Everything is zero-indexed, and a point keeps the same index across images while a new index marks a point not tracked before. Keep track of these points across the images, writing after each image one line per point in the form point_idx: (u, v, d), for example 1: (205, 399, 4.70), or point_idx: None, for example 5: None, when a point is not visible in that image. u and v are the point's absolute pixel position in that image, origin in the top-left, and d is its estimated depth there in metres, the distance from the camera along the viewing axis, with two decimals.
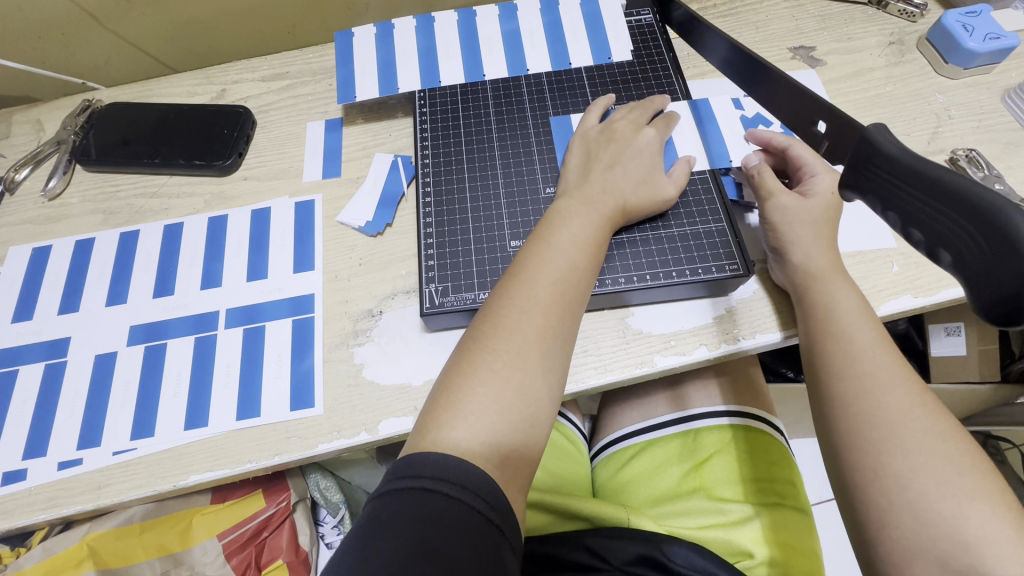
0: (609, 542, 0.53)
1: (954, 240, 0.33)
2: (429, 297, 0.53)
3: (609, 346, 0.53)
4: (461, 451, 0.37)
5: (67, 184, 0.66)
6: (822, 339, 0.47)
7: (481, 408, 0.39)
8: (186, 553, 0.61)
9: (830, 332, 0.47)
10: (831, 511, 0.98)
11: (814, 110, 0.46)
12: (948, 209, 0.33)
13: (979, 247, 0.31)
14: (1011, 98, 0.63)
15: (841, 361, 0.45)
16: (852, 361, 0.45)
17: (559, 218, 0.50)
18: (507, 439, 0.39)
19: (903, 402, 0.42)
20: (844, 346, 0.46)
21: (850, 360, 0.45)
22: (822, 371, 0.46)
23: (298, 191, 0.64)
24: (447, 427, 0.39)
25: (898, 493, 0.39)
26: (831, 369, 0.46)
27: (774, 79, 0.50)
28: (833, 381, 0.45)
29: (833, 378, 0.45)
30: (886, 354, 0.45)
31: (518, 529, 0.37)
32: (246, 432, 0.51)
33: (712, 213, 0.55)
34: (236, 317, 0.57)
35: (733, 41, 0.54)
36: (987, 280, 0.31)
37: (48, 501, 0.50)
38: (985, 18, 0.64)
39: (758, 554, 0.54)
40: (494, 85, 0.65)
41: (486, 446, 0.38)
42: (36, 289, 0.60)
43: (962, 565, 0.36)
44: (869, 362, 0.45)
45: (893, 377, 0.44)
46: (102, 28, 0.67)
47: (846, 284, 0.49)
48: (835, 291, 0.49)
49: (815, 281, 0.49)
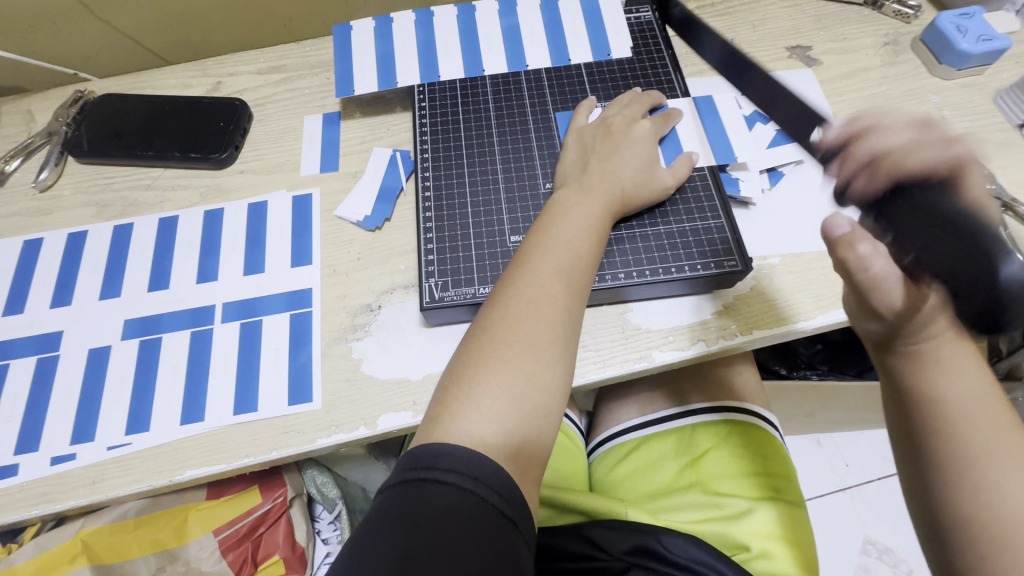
0: (609, 531, 0.53)
1: None
2: (428, 292, 0.53)
3: (608, 341, 0.53)
4: (474, 441, 0.37)
5: (59, 176, 0.65)
6: (929, 416, 0.44)
7: (494, 399, 0.39)
8: (181, 548, 0.60)
9: (942, 406, 0.43)
10: (821, 509, 1.00)
11: (812, 119, 0.48)
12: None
13: None
14: (1003, 99, 0.64)
15: (959, 435, 0.42)
16: (973, 440, 0.42)
17: (561, 209, 0.50)
18: (519, 428, 0.39)
19: (1022, 479, 0.40)
20: (964, 427, 0.43)
21: (962, 434, 0.42)
22: (923, 438, 0.44)
23: (296, 185, 0.63)
24: (459, 417, 0.39)
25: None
26: (946, 448, 0.43)
27: (778, 93, 0.51)
28: (945, 464, 0.42)
29: (962, 462, 0.42)
30: (1017, 439, 0.42)
31: (533, 522, 0.37)
32: (244, 427, 0.51)
33: (711, 209, 0.55)
34: (233, 311, 0.56)
35: (728, 43, 0.56)
36: None
37: (40, 497, 0.49)
38: (978, 19, 0.65)
39: (754, 547, 0.55)
40: (494, 79, 0.65)
41: (499, 437, 0.38)
42: (28, 283, 0.59)
43: None
44: (995, 442, 0.42)
45: (1017, 455, 0.41)
46: (95, 18, 0.67)
47: (966, 353, 0.45)
48: (955, 366, 0.44)
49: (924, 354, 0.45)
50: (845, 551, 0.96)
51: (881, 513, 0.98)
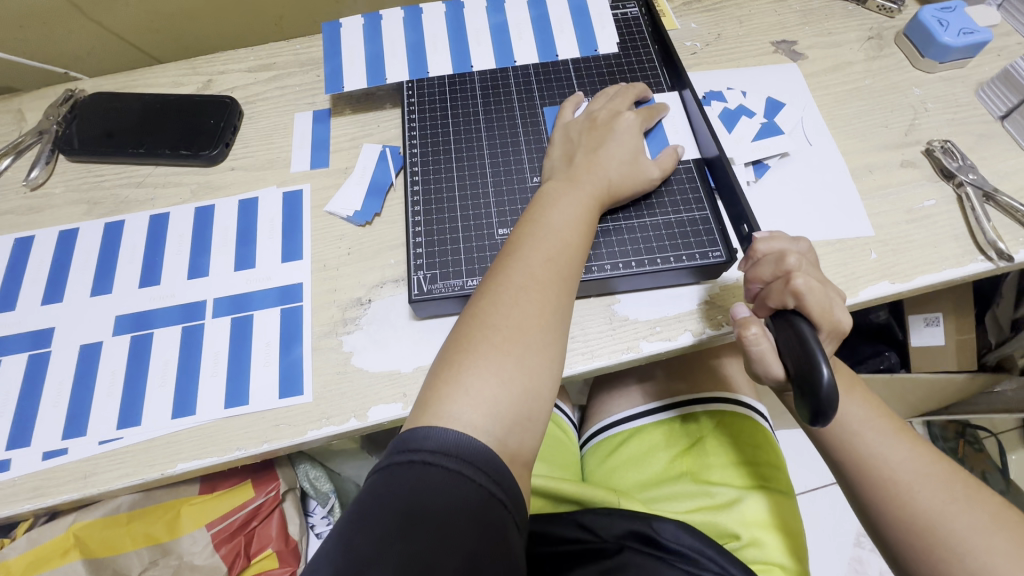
0: (602, 517, 0.54)
1: (792, 364, 0.43)
2: (417, 284, 0.53)
3: (596, 332, 0.54)
4: (464, 424, 0.38)
5: (50, 174, 0.66)
6: (836, 451, 0.49)
7: (484, 382, 0.40)
8: (174, 543, 0.60)
9: (837, 435, 0.49)
10: (814, 502, 1.00)
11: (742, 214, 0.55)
12: (801, 353, 0.42)
13: (799, 370, 0.42)
14: (985, 91, 0.65)
15: (862, 457, 0.48)
16: (871, 464, 0.47)
17: (548, 200, 0.51)
18: (510, 411, 0.40)
19: (914, 472, 0.46)
20: (856, 454, 0.48)
21: (864, 457, 0.48)
22: (842, 469, 0.49)
23: (286, 181, 0.64)
24: (450, 400, 0.39)
25: None
26: (857, 478, 0.48)
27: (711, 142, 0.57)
28: (863, 490, 0.48)
29: (871, 488, 0.47)
30: (900, 447, 0.47)
31: (524, 505, 0.37)
32: (234, 421, 0.51)
33: (696, 201, 0.56)
34: (224, 306, 0.57)
35: (700, 105, 0.59)
36: (803, 396, 0.41)
37: (32, 491, 0.49)
38: (959, 13, 0.66)
39: (744, 536, 0.56)
40: (482, 76, 0.66)
41: (488, 420, 0.39)
42: (19, 280, 0.59)
43: None
44: (885, 452, 0.47)
45: (904, 452, 0.47)
46: (86, 18, 0.67)
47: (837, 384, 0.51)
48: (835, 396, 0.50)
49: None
50: (838, 543, 0.97)
51: None
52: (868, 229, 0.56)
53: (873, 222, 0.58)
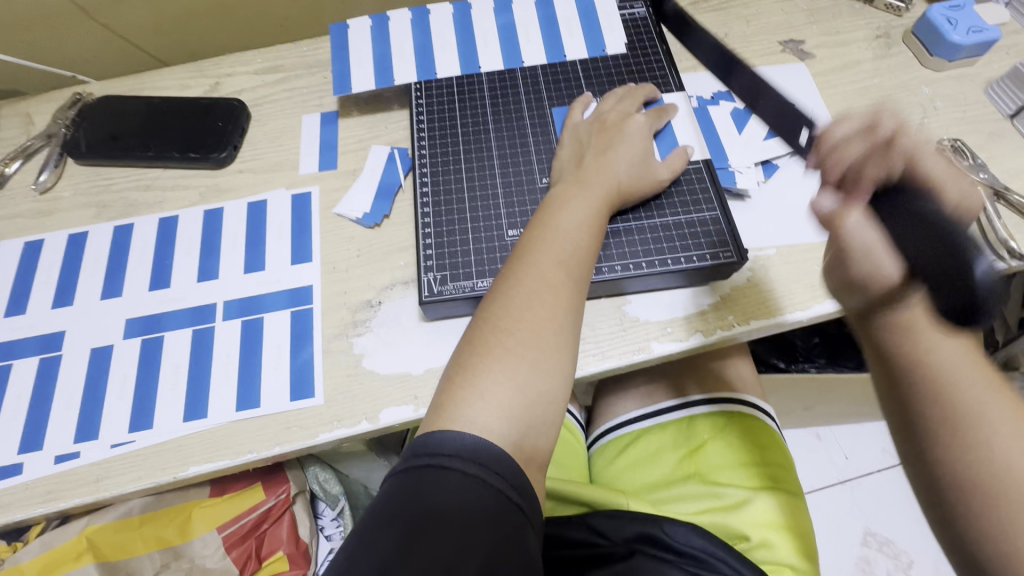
0: (613, 519, 0.53)
1: (916, 262, 0.37)
2: (427, 286, 0.53)
3: (607, 333, 0.53)
4: (478, 428, 0.38)
5: (59, 178, 0.66)
6: (923, 391, 0.37)
7: (497, 387, 0.40)
8: (186, 545, 0.60)
9: (919, 376, 0.37)
10: (821, 501, 1.00)
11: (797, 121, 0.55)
12: (925, 234, 0.37)
13: (935, 266, 0.36)
14: (994, 89, 0.65)
15: (931, 367, 0.37)
16: (975, 419, 0.35)
17: (559, 202, 0.51)
18: (523, 415, 0.40)
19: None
20: (945, 401, 0.36)
21: (959, 410, 0.35)
22: (909, 416, 0.37)
23: (294, 184, 0.64)
24: (464, 405, 0.39)
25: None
26: (947, 437, 0.35)
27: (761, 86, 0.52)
28: (944, 454, 0.35)
29: (952, 448, 0.35)
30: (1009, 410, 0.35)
31: (541, 509, 0.37)
32: (245, 424, 0.51)
33: (706, 201, 0.56)
34: (234, 309, 0.57)
35: (722, 44, 0.62)
36: (944, 292, 0.36)
37: (45, 495, 0.49)
38: (968, 11, 0.66)
39: (754, 537, 0.56)
40: (490, 76, 0.66)
41: (503, 424, 0.39)
42: (29, 284, 0.59)
43: None
44: (986, 410, 0.35)
45: (1018, 433, 0.34)
46: (92, 20, 0.67)
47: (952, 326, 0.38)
48: (927, 332, 0.38)
49: (908, 324, 0.38)
50: (846, 543, 0.97)
51: (882, 505, 0.99)
52: None
53: None
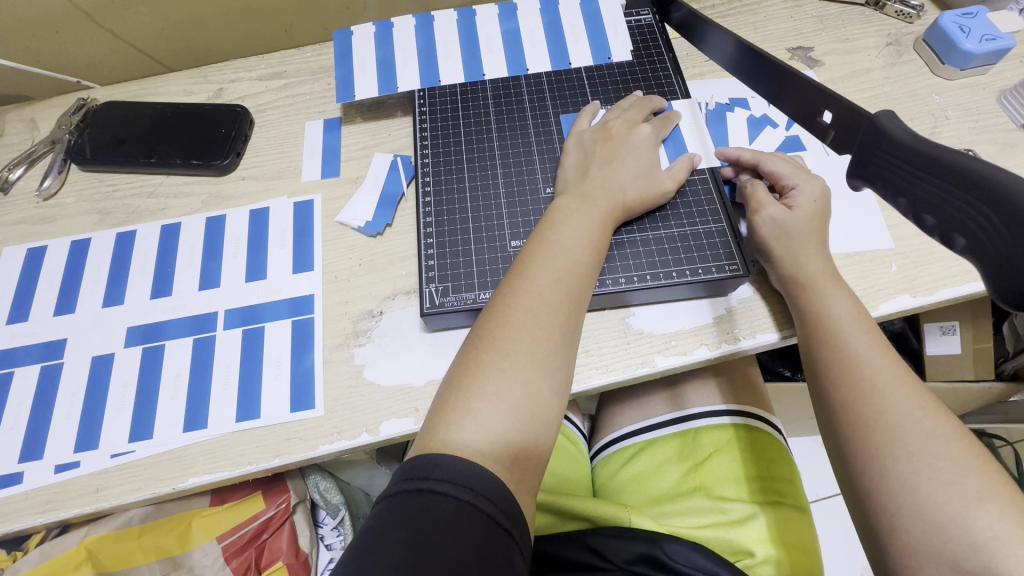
0: (612, 539, 0.53)
1: (971, 226, 0.35)
2: (429, 297, 0.53)
3: (611, 346, 0.53)
4: (469, 451, 0.38)
5: (62, 183, 0.66)
6: (820, 345, 0.46)
7: (489, 409, 0.39)
8: (185, 555, 0.60)
9: (826, 333, 0.46)
10: (828, 511, 0.99)
11: (820, 100, 0.46)
12: (969, 199, 0.34)
13: (997, 231, 0.33)
14: (1007, 98, 0.63)
15: (829, 321, 0.47)
16: (859, 361, 0.44)
17: (560, 216, 0.50)
18: (516, 438, 0.39)
19: (894, 387, 0.42)
20: (839, 349, 0.45)
21: (851, 356, 0.44)
22: (820, 361, 0.46)
23: (296, 191, 0.63)
24: (455, 427, 0.39)
25: (905, 497, 0.38)
26: (836, 375, 0.44)
27: (783, 74, 0.49)
28: (834, 386, 0.44)
29: (836, 383, 0.44)
30: (884, 359, 0.44)
31: (528, 533, 0.36)
32: (245, 435, 0.51)
33: (712, 212, 0.55)
34: (235, 318, 0.56)
35: (740, 38, 0.54)
36: (1002, 263, 0.33)
37: (45, 504, 0.49)
38: (981, 18, 0.65)
39: (759, 553, 0.54)
40: (495, 83, 0.65)
41: (495, 447, 0.38)
42: (32, 291, 0.59)
43: (976, 569, 0.35)
44: (871, 358, 0.44)
45: (894, 375, 0.43)
46: (98, 26, 0.67)
47: (842, 290, 0.48)
48: (827, 293, 0.48)
49: (807, 283, 0.49)
50: (850, 552, 0.95)
51: None
52: (888, 242, 0.55)
53: (894, 235, 0.57)
